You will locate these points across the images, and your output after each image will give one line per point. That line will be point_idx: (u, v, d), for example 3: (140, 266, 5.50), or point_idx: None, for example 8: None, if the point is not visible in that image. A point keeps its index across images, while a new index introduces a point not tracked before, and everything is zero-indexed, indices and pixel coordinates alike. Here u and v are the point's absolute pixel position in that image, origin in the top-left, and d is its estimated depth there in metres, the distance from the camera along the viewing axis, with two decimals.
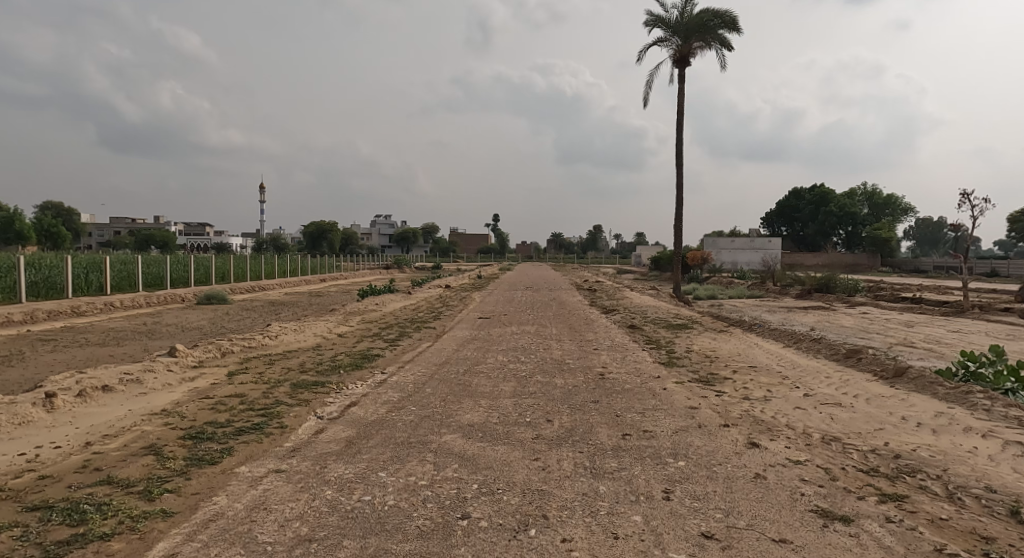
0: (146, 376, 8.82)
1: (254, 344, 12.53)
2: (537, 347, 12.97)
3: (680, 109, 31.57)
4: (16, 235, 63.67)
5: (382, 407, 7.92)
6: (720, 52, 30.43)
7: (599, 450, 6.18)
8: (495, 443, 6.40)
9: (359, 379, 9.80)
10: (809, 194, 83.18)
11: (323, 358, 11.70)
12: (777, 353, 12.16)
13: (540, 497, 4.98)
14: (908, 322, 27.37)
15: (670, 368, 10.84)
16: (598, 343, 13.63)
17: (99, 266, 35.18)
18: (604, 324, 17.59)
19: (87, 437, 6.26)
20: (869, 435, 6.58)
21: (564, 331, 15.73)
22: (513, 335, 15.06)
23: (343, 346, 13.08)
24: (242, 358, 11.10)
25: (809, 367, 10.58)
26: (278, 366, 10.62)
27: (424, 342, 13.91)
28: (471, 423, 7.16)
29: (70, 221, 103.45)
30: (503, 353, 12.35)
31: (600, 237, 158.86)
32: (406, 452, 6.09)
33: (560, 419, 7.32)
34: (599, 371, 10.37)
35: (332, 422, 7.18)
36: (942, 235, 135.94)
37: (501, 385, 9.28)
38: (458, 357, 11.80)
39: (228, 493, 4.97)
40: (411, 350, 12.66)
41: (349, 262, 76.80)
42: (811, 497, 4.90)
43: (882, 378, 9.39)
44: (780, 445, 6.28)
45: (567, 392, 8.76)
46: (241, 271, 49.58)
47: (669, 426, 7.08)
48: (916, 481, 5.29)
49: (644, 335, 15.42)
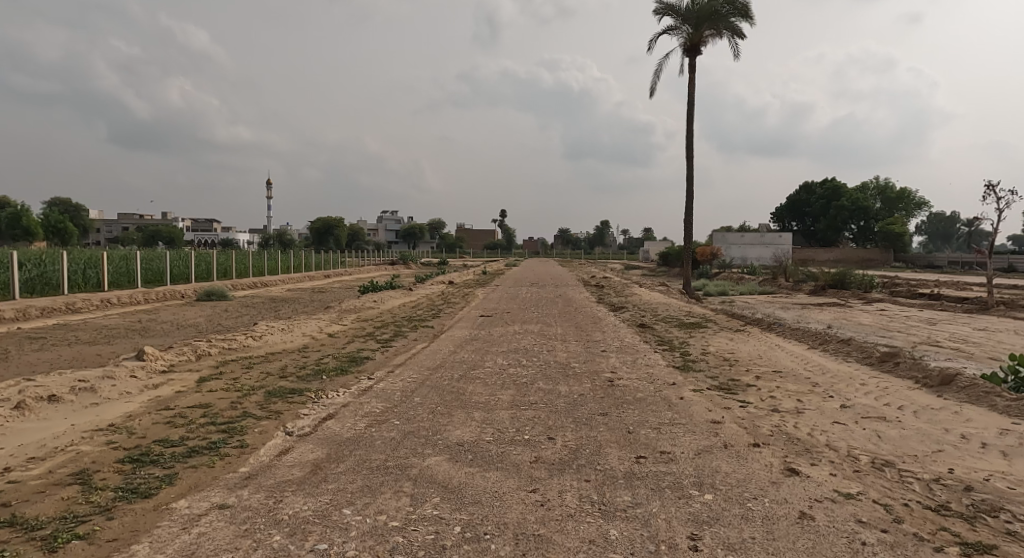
0: (104, 383, 7.94)
1: (235, 344, 11.64)
2: (541, 349, 12.03)
3: (690, 100, 30.56)
4: (24, 231, 63.41)
5: (362, 421, 6.99)
6: (731, 41, 29.31)
7: (609, 478, 5.22)
8: (486, 469, 5.45)
9: (342, 386, 8.87)
10: (821, 189, 81.87)
11: (307, 361, 10.77)
12: (802, 355, 11.18)
13: (536, 546, 4.03)
14: (930, 320, 26.17)
15: (685, 373, 9.89)
16: (606, 345, 12.62)
17: (97, 262, 34.51)
18: (612, 323, 16.58)
19: (8, 460, 5.37)
20: (928, 460, 5.57)
21: (569, 331, 14.69)
22: (515, 335, 14.06)
23: (332, 348, 12.17)
24: (220, 361, 10.23)
25: (839, 372, 9.59)
26: (257, 371, 9.74)
27: (420, 343, 12.95)
28: (461, 441, 6.22)
29: (78, 217, 104.25)
30: (504, 355, 11.42)
31: (607, 233, 157.76)
32: (381, 480, 5.15)
33: (563, 436, 6.37)
34: (608, 378, 9.39)
35: (300, 441, 6.24)
36: (956, 230, 133.42)
37: (498, 393, 8.33)
38: (454, 360, 10.88)
39: (151, 540, 4.04)
40: (404, 352, 11.75)
41: (354, 258, 76.10)
42: (874, 549, 3.93)
43: (926, 386, 8.37)
44: (824, 472, 5.31)
45: (571, 403, 7.79)
46: (244, 267, 48.86)
47: (690, 445, 6.11)
48: (1001, 524, 4.31)
49: (655, 335, 14.39)
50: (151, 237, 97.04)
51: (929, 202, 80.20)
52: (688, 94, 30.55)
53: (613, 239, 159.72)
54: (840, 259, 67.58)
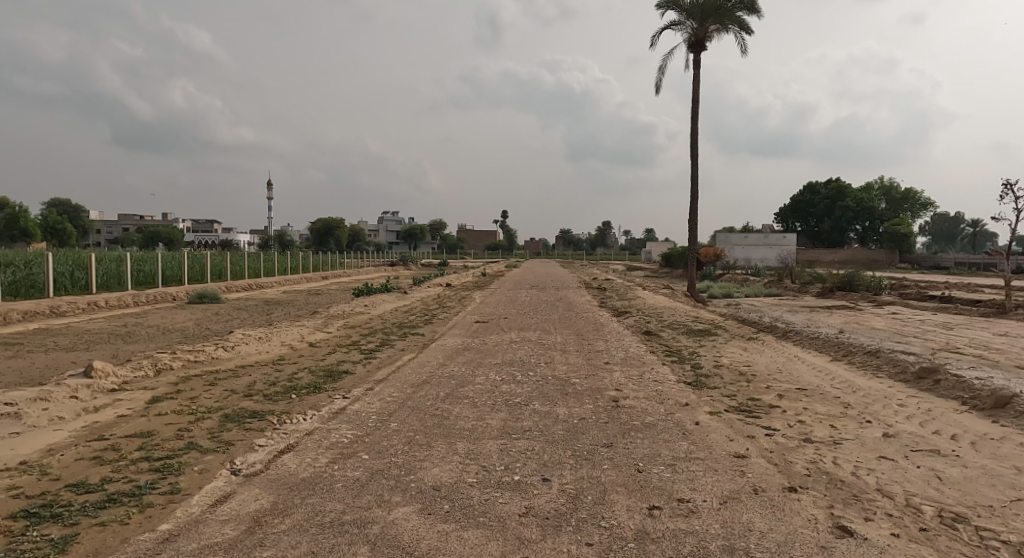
0: (33, 408, 6.90)
1: (201, 356, 10.57)
2: (538, 361, 10.96)
3: (694, 98, 29.57)
4: (21, 232, 62.54)
5: (324, 456, 5.94)
6: (737, 36, 28.29)
7: (617, 541, 4.19)
8: (464, 526, 4.41)
9: (312, 407, 7.82)
10: (825, 189, 80.79)
11: (279, 377, 9.71)
12: (826, 369, 10.14)
13: None
14: (946, 324, 25.12)
15: (698, 391, 8.84)
16: (609, 357, 11.55)
17: (85, 264, 33.51)
18: (616, 330, 15.50)
19: None
20: (1009, 513, 4.54)
21: (570, 340, 13.59)
22: (510, 344, 13.00)
23: (309, 360, 11.12)
24: (181, 377, 9.18)
25: (872, 390, 8.56)
26: (221, 389, 8.70)
27: (407, 354, 11.89)
28: (438, 485, 5.18)
29: (77, 218, 103.58)
30: (497, 369, 10.35)
31: (608, 233, 156.97)
32: (332, 544, 4.12)
33: (560, 477, 5.34)
34: (612, 397, 8.35)
35: (245, 484, 5.20)
36: (960, 231, 132.15)
37: (487, 418, 7.27)
38: (443, 376, 9.81)
39: None
40: (387, 366, 10.70)
41: (354, 260, 75.14)
42: None
43: (976, 409, 7.34)
44: (885, 531, 4.29)
45: (571, 431, 6.74)
46: (239, 269, 47.86)
47: (714, 489, 5.09)
48: None
49: (663, 344, 13.32)
50: (150, 238, 96.07)
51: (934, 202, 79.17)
52: (692, 92, 29.47)
53: (614, 240, 158.97)
54: (846, 261, 66.40)
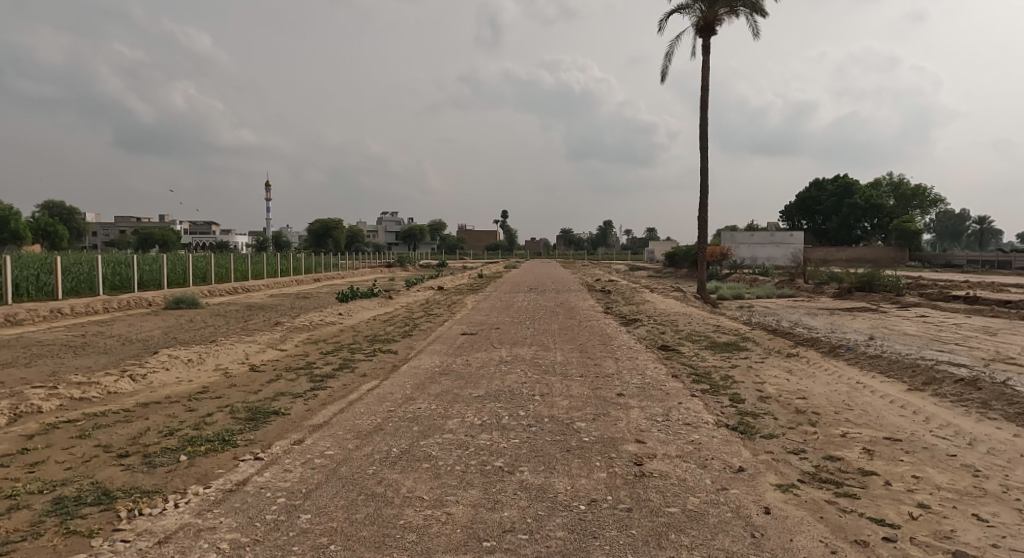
0: None
1: (93, 392, 8.10)
2: (530, 394, 8.45)
3: (702, 86, 27.11)
4: (12, 235, 59.97)
5: None
6: (751, 19, 25.79)
7: None
8: None
9: (199, 482, 5.35)
10: (832, 185, 78.37)
11: (183, 421, 7.22)
12: (914, 404, 7.68)
13: None
14: (986, 329, 22.57)
15: (751, 443, 6.35)
16: (622, 385, 9.05)
17: (52, 269, 31.02)
18: (626, 345, 12.97)
19: None
20: None
21: (572, 361, 11.04)
22: (498, 366, 10.53)
23: (237, 394, 8.59)
24: (43, 426, 6.72)
25: (999, 444, 6.10)
26: (87, 447, 6.21)
27: (368, 382, 9.39)
28: None
29: (72, 220, 100.99)
30: (474, 407, 7.84)
31: (609, 232, 154.21)
32: None
33: None
34: (633, 458, 5.87)
35: None
36: (966, 230, 129.65)
37: (449, 506, 4.79)
38: (403, 418, 7.33)
39: None
40: (337, 402, 8.20)
41: (349, 262, 72.65)
42: None
43: None
44: None
45: (576, 536, 4.27)
46: (225, 272, 45.26)
47: None
48: None
49: (686, 365, 10.85)
50: (146, 241, 93.38)
51: (944, 199, 76.78)
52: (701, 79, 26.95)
53: (615, 239, 156.76)
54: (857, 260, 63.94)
